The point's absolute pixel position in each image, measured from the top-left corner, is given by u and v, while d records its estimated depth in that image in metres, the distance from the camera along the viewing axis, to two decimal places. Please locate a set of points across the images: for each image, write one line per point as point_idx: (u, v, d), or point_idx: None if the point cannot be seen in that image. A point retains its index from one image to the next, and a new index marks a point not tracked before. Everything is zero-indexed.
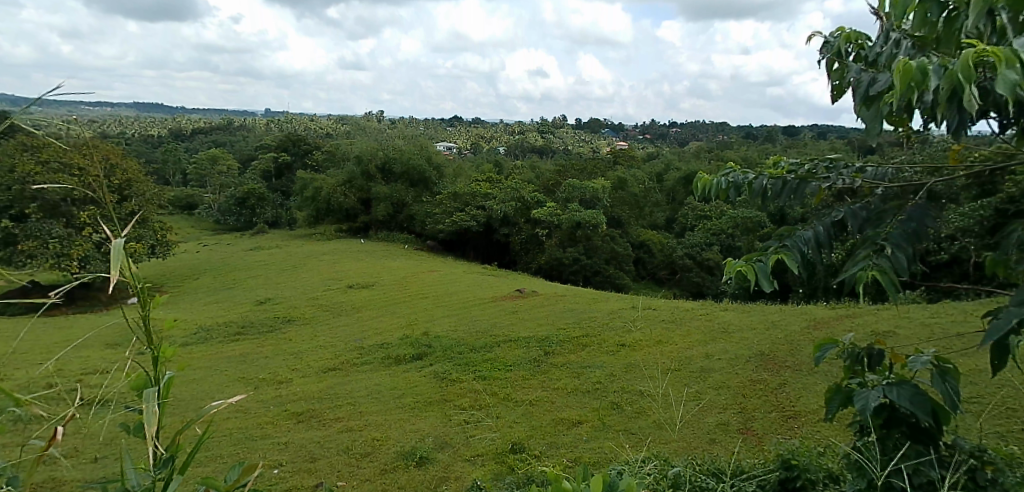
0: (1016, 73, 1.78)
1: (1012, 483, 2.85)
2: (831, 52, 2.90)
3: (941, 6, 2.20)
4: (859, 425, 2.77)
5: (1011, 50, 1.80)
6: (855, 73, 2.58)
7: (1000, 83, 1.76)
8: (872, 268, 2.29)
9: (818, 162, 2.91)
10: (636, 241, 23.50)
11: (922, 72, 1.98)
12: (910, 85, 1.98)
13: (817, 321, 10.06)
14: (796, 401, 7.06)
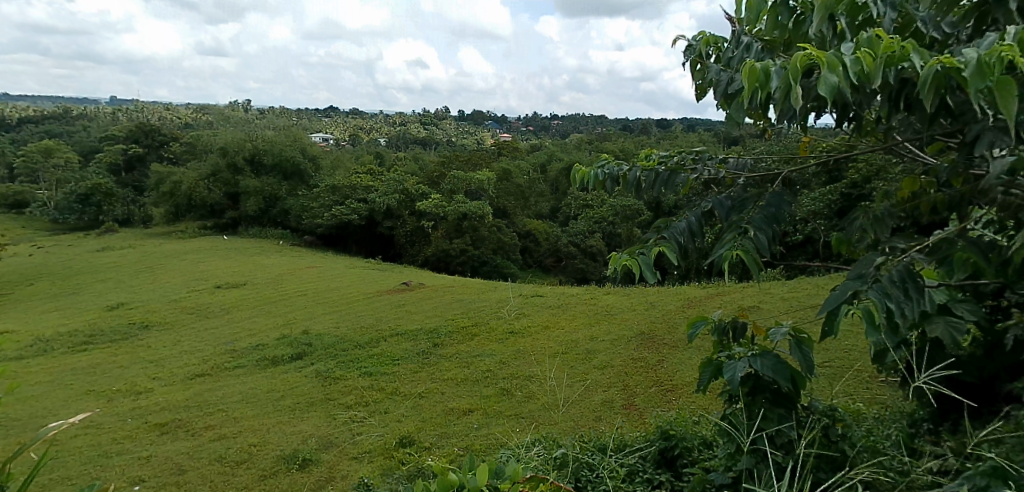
0: (837, 76, 1.85)
1: (857, 436, 3.01)
2: (694, 54, 3.02)
3: (790, 12, 2.42)
4: (728, 394, 2.92)
5: (836, 55, 1.87)
6: (713, 73, 2.72)
7: (820, 85, 1.84)
8: (739, 247, 2.42)
9: (684, 154, 3.03)
10: (522, 231, 23.92)
11: (765, 75, 2.06)
12: (754, 86, 2.07)
13: (689, 300, 10.72)
14: (674, 375, 7.48)
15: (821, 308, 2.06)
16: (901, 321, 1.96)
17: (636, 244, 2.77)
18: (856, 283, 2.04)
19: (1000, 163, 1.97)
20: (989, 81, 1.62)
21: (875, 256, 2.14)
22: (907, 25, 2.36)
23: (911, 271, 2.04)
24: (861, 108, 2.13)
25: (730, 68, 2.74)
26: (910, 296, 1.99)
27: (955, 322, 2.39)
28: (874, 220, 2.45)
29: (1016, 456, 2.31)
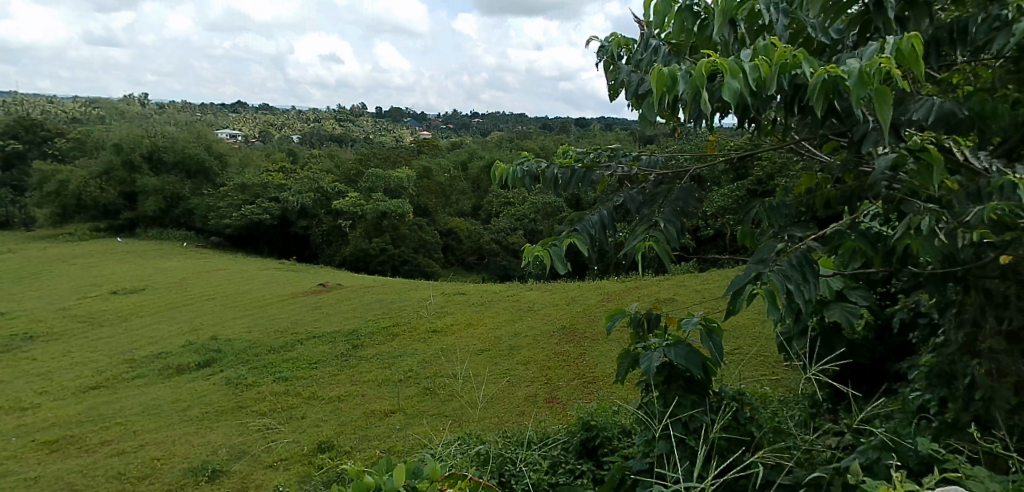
0: (739, 81, 1.85)
1: (765, 419, 2.81)
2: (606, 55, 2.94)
3: (694, 16, 2.45)
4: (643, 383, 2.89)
5: (737, 62, 1.87)
6: (625, 75, 2.71)
7: (724, 89, 1.83)
8: (649, 238, 2.46)
9: (600, 151, 3.03)
10: (444, 229, 23.77)
11: (672, 79, 2.03)
12: (661, 90, 2.03)
13: (609, 294, 10.98)
14: (595, 367, 7.64)
15: (726, 289, 2.05)
16: (799, 302, 1.98)
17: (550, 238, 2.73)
18: (758, 267, 2.05)
19: (884, 160, 1.98)
20: (869, 90, 1.68)
21: (776, 243, 2.18)
22: (797, 33, 2.42)
23: (807, 256, 2.08)
24: (759, 112, 2.05)
25: (638, 70, 2.78)
26: (808, 280, 2.02)
27: (849, 307, 2.69)
28: (769, 209, 2.54)
29: (905, 430, 2.43)
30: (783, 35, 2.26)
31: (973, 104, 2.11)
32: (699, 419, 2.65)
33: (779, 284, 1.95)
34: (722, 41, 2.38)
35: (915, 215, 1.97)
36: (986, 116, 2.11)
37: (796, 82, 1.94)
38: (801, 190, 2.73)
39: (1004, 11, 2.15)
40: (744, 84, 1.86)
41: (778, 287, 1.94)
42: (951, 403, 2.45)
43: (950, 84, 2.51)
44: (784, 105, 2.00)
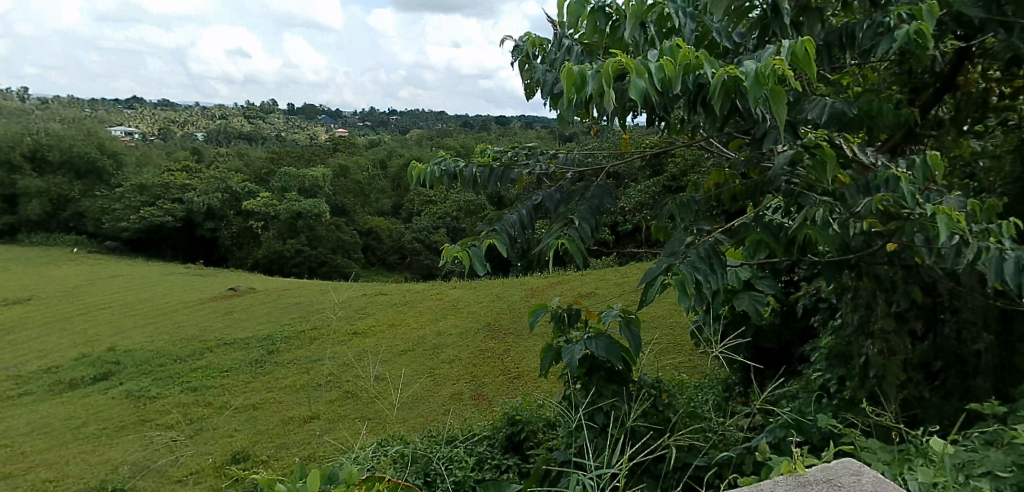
0: (645, 82, 1.62)
1: (682, 405, 2.69)
2: (520, 54, 2.51)
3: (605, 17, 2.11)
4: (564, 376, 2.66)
5: (641, 61, 1.64)
6: (539, 72, 2.28)
7: (630, 89, 1.60)
8: (562, 236, 2.02)
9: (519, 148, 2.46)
10: (363, 229, 23.25)
11: (582, 78, 1.71)
12: (568, 90, 1.69)
13: (533, 290, 11.05)
14: (520, 363, 7.62)
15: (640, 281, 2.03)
16: (706, 293, 2.00)
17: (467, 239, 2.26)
18: (670, 260, 2.05)
19: (782, 157, 2.04)
20: (765, 90, 1.58)
21: (685, 238, 2.18)
22: (703, 36, 2.15)
23: (715, 249, 2.10)
24: (667, 110, 1.84)
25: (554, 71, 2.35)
26: (715, 270, 2.03)
27: (756, 296, 2.73)
28: (680, 205, 2.50)
29: (808, 408, 2.53)
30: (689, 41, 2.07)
31: (862, 104, 2.24)
32: (615, 412, 2.44)
33: (688, 275, 1.95)
34: (633, 42, 2.08)
35: (811, 207, 2.05)
36: (873, 114, 2.25)
37: (700, 83, 1.71)
38: (710, 185, 2.67)
39: (887, 17, 2.11)
40: (650, 84, 1.63)
41: (687, 277, 1.94)
42: (849, 381, 2.59)
43: (844, 84, 2.65)
44: (686, 105, 1.78)
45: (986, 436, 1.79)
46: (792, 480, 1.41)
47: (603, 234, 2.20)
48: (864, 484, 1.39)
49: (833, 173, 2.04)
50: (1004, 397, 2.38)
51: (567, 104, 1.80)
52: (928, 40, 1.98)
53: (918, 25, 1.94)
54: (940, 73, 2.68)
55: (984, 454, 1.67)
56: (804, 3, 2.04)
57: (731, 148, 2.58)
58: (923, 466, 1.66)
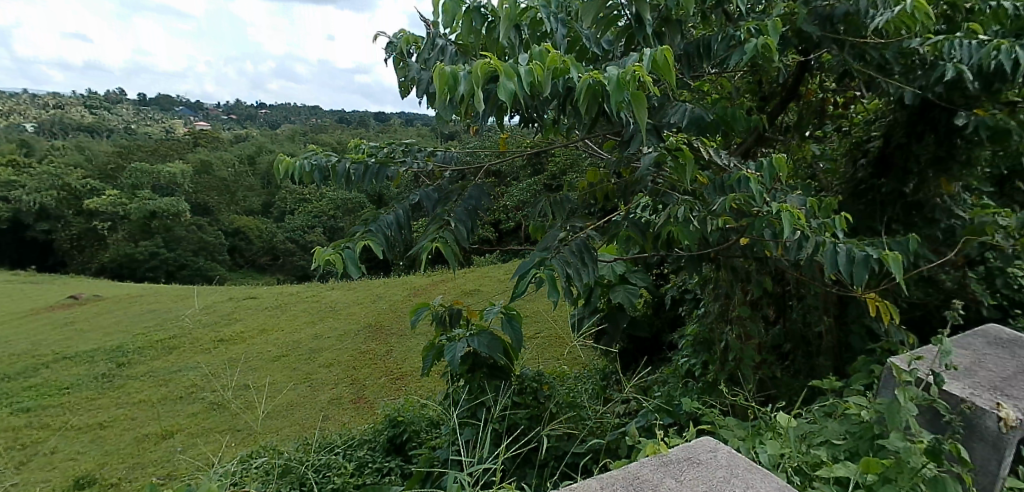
0: (514, 84, 1.58)
1: (563, 396, 2.62)
2: (394, 52, 2.27)
3: (482, 18, 1.94)
4: (446, 375, 2.58)
5: (510, 64, 1.60)
6: (414, 71, 2.12)
7: (500, 93, 1.55)
8: (439, 239, 1.96)
9: (395, 146, 2.33)
10: (228, 229, 21.86)
11: (455, 78, 1.62)
12: (441, 90, 1.61)
13: (414, 289, 10.90)
14: (402, 363, 7.43)
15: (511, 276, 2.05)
16: (576, 288, 2.04)
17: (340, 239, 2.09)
18: (542, 255, 2.08)
19: (647, 158, 2.13)
20: (627, 94, 1.63)
21: (557, 233, 2.22)
22: (574, 42, 2.10)
23: (586, 244, 2.15)
24: (540, 112, 1.82)
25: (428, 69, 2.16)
26: (586, 265, 2.08)
27: (631, 289, 2.81)
28: (555, 204, 2.56)
29: (676, 392, 2.68)
30: (562, 47, 1.98)
31: (717, 109, 2.40)
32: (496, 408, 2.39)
33: (558, 270, 1.98)
34: (509, 44, 1.97)
35: (673, 206, 2.18)
36: (728, 120, 2.41)
37: (569, 87, 1.72)
38: (586, 184, 2.73)
39: (738, 31, 2.27)
40: (519, 88, 1.59)
41: (558, 272, 1.97)
42: (711, 365, 2.78)
43: (704, 91, 2.83)
44: (557, 108, 1.79)
45: (825, 409, 1.98)
46: (656, 461, 1.49)
47: (481, 236, 2.15)
48: (720, 460, 1.49)
49: (692, 174, 2.17)
50: (839, 373, 2.66)
51: (437, 106, 1.71)
52: (772, 54, 2.16)
53: (764, 40, 2.11)
54: (785, 84, 2.95)
55: (822, 425, 1.85)
56: (664, 15, 2.09)
57: (604, 149, 2.65)
58: (772, 439, 1.81)
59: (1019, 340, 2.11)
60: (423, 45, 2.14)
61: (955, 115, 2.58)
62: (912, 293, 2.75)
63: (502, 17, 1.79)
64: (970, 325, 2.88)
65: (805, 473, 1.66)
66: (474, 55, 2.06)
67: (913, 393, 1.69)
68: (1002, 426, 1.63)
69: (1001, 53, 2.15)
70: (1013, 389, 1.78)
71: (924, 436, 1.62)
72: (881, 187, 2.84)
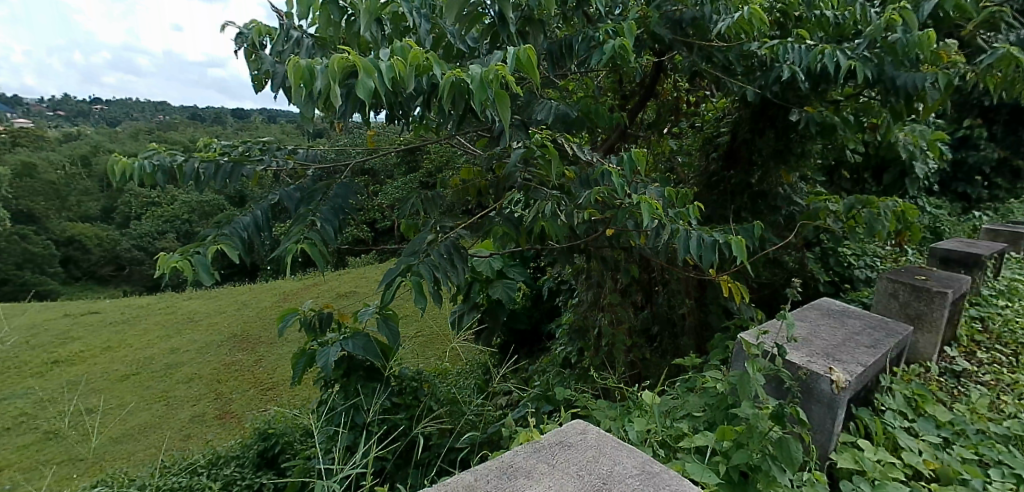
0: (374, 80, 1.56)
1: (444, 392, 2.61)
2: (245, 43, 2.12)
3: (341, 10, 1.85)
4: (320, 380, 2.50)
5: (369, 59, 1.57)
6: (267, 64, 2.02)
7: (357, 88, 1.53)
8: (303, 240, 1.90)
9: (251, 144, 2.20)
10: (61, 238, 19.72)
11: (311, 73, 1.57)
12: (295, 83, 1.56)
13: (283, 295, 10.42)
14: (273, 373, 6.93)
15: (380, 282, 2.02)
16: (446, 289, 2.04)
17: (191, 242, 1.96)
18: (410, 259, 2.05)
19: (515, 155, 2.18)
20: (491, 92, 1.64)
21: (426, 234, 2.20)
22: (439, 38, 2.09)
23: (456, 245, 2.16)
24: (406, 109, 1.81)
25: (284, 62, 2.05)
26: (455, 266, 2.09)
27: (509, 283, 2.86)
28: (426, 201, 2.54)
29: (554, 380, 2.77)
30: (425, 43, 1.97)
31: (581, 107, 2.49)
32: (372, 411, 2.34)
33: (426, 274, 1.96)
34: (371, 38, 1.92)
35: (542, 201, 2.25)
36: (591, 117, 2.51)
37: (433, 83, 1.71)
38: (458, 181, 2.74)
39: (596, 32, 2.37)
40: (379, 84, 1.58)
41: (425, 276, 1.95)
42: (586, 352, 2.89)
43: (569, 89, 2.93)
44: (423, 104, 1.78)
45: (686, 384, 2.13)
46: (530, 447, 1.53)
47: (349, 236, 2.10)
48: (589, 440, 1.56)
49: (558, 168, 2.24)
50: (700, 351, 2.88)
51: (294, 101, 1.66)
52: (629, 54, 2.27)
53: (621, 41, 2.21)
54: (643, 83, 3.11)
55: (684, 399, 1.99)
56: (527, 14, 2.13)
57: (476, 146, 2.68)
58: (640, 416, 1.92)
59: (848, 310, 2.37)
60: (276, 38, 2.04)
61: (789, 112, 2.84)
62: (760, 274, 3.02)
63: (362, 10, 1.74)
64: (808, 299, 3.20)
65: (669, 445, 1.78)
66: (333, 49, 2.00)
67: (761, 364, 1.85)
68: (833, 387, 1.83)
69: (826, 56, 2.38)
70: (843, 354, 2.00)
71: (769, 402, 1.78)
72: (731, 178, 3.09)
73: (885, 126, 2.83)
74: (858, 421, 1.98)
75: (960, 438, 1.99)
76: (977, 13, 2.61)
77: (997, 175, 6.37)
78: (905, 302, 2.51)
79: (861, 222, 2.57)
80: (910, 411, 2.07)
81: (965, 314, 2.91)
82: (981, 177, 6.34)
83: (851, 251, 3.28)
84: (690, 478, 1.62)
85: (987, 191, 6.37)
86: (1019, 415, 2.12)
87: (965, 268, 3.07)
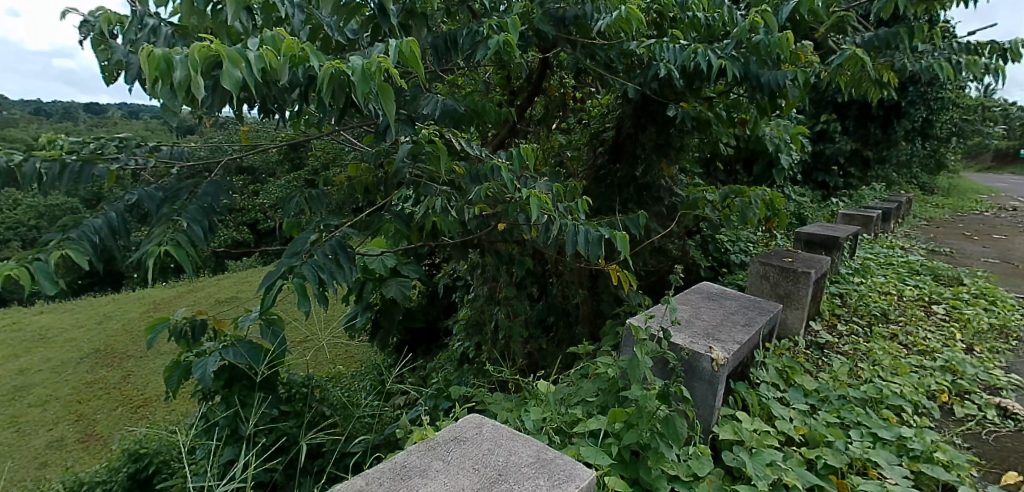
0: (242, 71, 1.48)
1: (338, 397, 2.52)
2: (91, 30, 1.94)
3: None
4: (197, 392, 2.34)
5: (236, 49, 1.49)
6: (120, 54, 1.86)
7: (224, 79, 1.45)
8: (166, 242, 1.77)
9: (104, 141, 2.02)
10: None
11: (169, 62, 1.46)
12: (151, 76, 1.44)
13: (154, 305, 9.69)
14: (145, 388, 6.41)
15: (259, 286, 1.93)
16: (332, 290, 1.97)
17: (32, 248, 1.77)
18: (292, 260, 1.96)
19: (402, 150, 2.14)
20: (373, 84, 1.60)
21: (308, 234, 2.11)
22: (315, 29, 1.99)
23: (341, 244, 2.08)
24: (281, 103, 1.73)
25: (139, 52, 1.88)
26: (341, 266, 2.02)
27: (403, 281, 2.80)
28: (309, 199, 2.44)
29: (452, 377, 2.76)
30: (299, 34, 1.88)
31: (469, 102, 2.48)
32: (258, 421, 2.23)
33: (310, 276, 1.88)
34: (241, 29, 1.81)
35: (431, 197, 2.22)
36: (479, 113, 2.52)
37: (309, 75, 1.64)
38: (345, 178, 2.65)
39: (480, 28, 2.36)
40: (248, 75, 1.50)
41: (310, 279, 1.88)
42: (484, 346, 2.91)
43: (457, 85, 2.91)
44: (300, 97, 1.72)
45: (580, 371, 2.18)
46: (424, 446, 1.51)
47: (221, 238, 1.98)
48: (484, 434, 1.56)
49: (446, 164, 2.22)
50: (594, 338, 2.99)
51: (151, 92, 1.53)
52: (513, 50, 2.28)
53: (506, 37, 2.22)
54: (530, 79, 3.15)
55: (578, 386, 2.04)
56: (409, 7, 2.09)
57: (363, 142, 2.61)
58: (536, 406, 1.95)
59: (725, 292, 2.52)
60: (129, 24, 1.88)
61: (667, 107, 2.98)
62: (646, 262, 3.15)
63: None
64: (690, 284, 3.39)
65: (564, 431, 1.82)
66: (196, 38, 1.87)
67: (648, 348, 1.92)
68: (712, 365, 1.93)
69: (698, 55, 2.51)
70: (721, 333, 2.12)
71: (655, 383, 1.86)
72: (617, 172, 3.21)
73: (753, 121, 3.00)
74: (736, 394, 2.11)
75: (824, 404, 2.17)
76: (828, 17, 2.84)
77: (850, 164, 7.05)
78: (775, 283, 2.71)
79: (735, 210, 2.74)
80: (781, 382, 2.24)
81: (827, 291, 3.19)
82: (836, 166, 6.99)
83: (727, 238, 3.50)
84: (584, 461, 1.66)
85: (842, 179, 7.03)
86: (873, 379, 2.34)
87: (826, 249, 3.36)
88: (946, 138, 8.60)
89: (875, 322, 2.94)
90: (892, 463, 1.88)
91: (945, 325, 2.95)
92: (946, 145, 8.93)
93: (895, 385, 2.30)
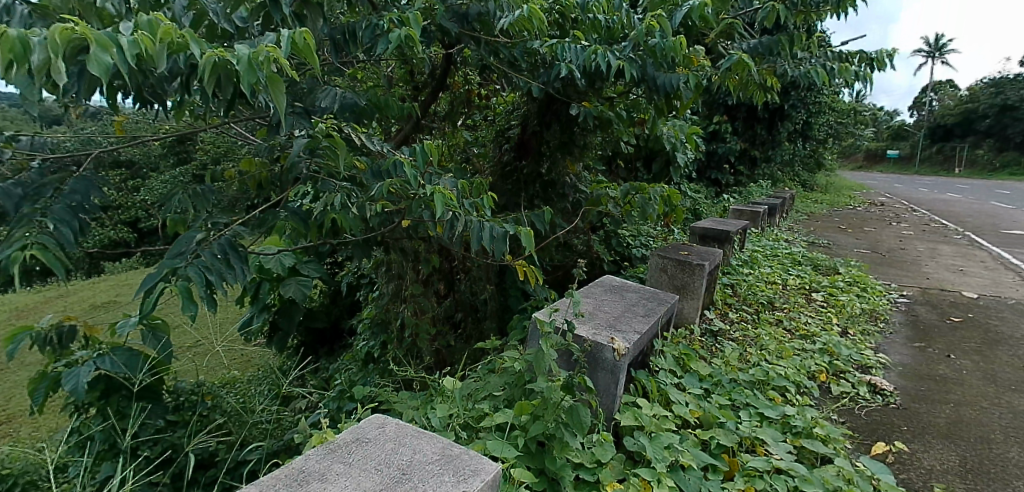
0: (112, 56, 1.36)
1: (233, 404, 2.40)
2: None
3: None
4: (70, 405, 2.15)
5: (106, 33, 1.37)
6: None
7: (90, 64, 1.33)
8: (28, 245, 1.61)
9: None
10: None
11: (24, 44, 1.33)
12: (4, 58, 1.31)
13: (17, 312, 8.78)
14: (9, 403, 5.80)
15: (137, 291, 1.79)
16: (221, 292, 1.86)
17: None
18: (175, 261, 1.83)
19: (298, 144, 2.06)
20: (261, 75, 1.53)
21: (194, 233, 1.98)
22: (199, 16, 1.87)
23: (230, 243, 1.97)
24: (160, 92, 1.61)
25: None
26: (232, 266, 1.92)
27: (303, 281, 2.69)
28: (196, 196, 2.30)
29: (357, 378, 2.69)
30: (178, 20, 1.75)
31: (370, 96, 2.42)
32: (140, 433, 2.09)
33: (195, 278, 1.77)
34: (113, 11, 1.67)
35: (330, 193, 2.15)
36: (381, 107, 2.46)
37: (191, 63, 1.54)
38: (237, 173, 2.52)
39: (380, 21, 2.30)
40: (120, 61, 1.38)
41: (195, 281, 1.77)
42: (390, 345, 2.87)
43: (357, 79, 2.84)
44: (182, 86, 1.60)
45: (486, 366, 2.19)
46: (324, 450, 1.46)
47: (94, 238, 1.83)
48: (387, 434, 1.53)
49: (346, 159, 2.15)
50: (501, 333, 3.02)
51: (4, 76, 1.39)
52: (415, 45, 2.24)
53: (407, 32, 2.17)
54: (434, 75, 3.12)
55: (485, 381, 2.05)
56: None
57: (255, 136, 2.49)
58: (443, 403, 1.93)
59: (626, 285, 2.61)
60: None
61: (569, 105, 3.03)
62: (551, 257, 3.21)
63: None
64: (593, 278, 3.48)
65: (471, 426, 1.82)
66: (59, 20, 1.69)
67: (554, 340, 1.95)
68: (615, 355, 1.99)
69: (598, 56, 2.56)
70: (622, 324, 2.18)
71: (560, 374, 1.89)
72: (523, 169, 3.25)
73: (651, 121, 3.09)
74: (636, 382, 2.18)
75: (717, 388, 2.29)
76: (719, 23, 2.99)
77: (740, 163, 7.49)
78: (672, 275, 2.83)
79: (635, 206, 2.84)
80: (678, 369, 2.34)
81: (720, 282, 3.38)
82: (728, 165, 7.40)
83: (628, 232, 3.63)
84: (491, 455, 1.67)
85: (733, 176, 7.45)
86: (760, 363, 2.50)
87: (719, 243, 3.55)
88: (823, 139, 9.32)
89: (763, 309, 3.15)
90: (778, 440, 2.01)
91: (824, 311, 3.19)
92: (822, 146, 9.70)
93: (780, 367, 2.47)
